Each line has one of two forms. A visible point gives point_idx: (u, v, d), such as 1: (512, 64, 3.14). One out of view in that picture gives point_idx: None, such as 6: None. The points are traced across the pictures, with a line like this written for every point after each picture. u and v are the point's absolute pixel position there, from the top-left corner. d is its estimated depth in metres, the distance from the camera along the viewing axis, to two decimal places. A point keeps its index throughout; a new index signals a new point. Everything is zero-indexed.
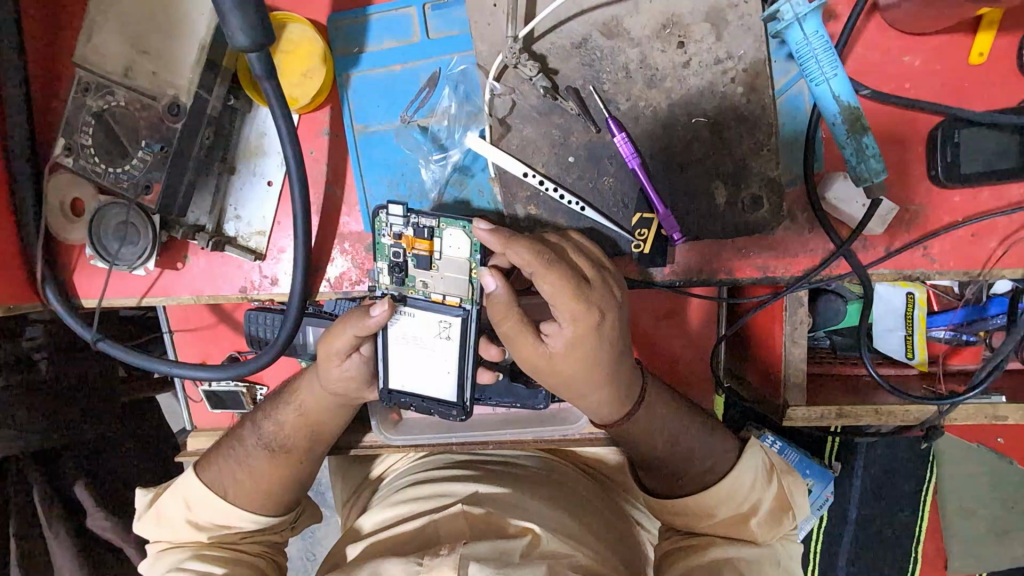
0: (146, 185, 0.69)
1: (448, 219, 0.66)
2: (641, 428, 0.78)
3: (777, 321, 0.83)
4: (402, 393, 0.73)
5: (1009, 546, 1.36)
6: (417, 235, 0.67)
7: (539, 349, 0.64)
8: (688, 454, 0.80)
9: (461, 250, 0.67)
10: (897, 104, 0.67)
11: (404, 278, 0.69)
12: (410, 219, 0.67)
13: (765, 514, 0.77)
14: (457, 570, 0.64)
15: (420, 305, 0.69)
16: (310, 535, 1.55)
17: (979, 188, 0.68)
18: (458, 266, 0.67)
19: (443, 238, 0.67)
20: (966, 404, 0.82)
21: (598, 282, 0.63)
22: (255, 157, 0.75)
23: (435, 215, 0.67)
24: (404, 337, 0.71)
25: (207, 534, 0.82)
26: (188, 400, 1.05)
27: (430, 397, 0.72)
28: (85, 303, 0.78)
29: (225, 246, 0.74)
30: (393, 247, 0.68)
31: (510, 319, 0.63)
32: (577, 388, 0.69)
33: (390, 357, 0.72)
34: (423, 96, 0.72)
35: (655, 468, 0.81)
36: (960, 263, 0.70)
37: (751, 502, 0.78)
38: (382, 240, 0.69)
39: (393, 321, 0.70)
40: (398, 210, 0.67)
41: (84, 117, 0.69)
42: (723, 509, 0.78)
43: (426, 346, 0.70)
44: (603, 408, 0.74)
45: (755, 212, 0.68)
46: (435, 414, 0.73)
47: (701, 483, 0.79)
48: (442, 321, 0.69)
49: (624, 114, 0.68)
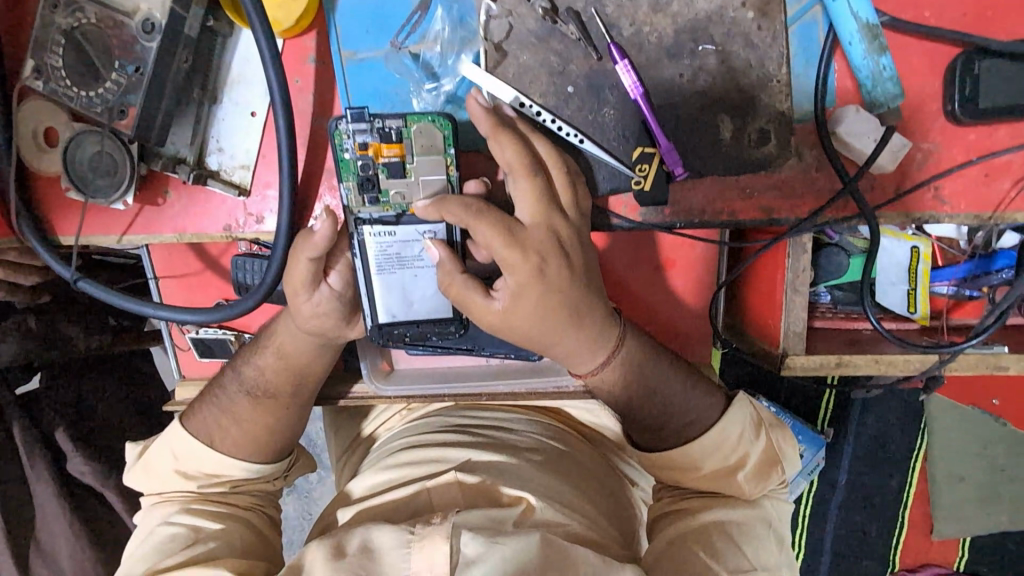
0: (122, 110, 0.65)
1: (414, 115, 0.64)
2: (627, 378, 0.75)
3: (780, 270, 0.80)
4: (394, 323, 0.72)
5: (997, 513, 1.38)
6: (385, 141, 0.64)
7: (490, 307, 0.61)
8: (670, 409, 0.78)
9: (435, 149, 0.65)
10: (914, 32, 0.64)
11: (378, 195, 0.66)
12: (374, 124, 0.64)
13: (752, 467, 0.77)
14: (449, 539, 0.64)
15: (400, 219, 0.67)
16: (306, 495, 1.56)
17: (995, 125, 0.66)
18: (434, 164, 0.65)
19: (412, 138, 0.65)
20: (969, 354, 0.80)
21: (541, 219, 0.60)
22: (238, 85, 0.71)
23: (399, 116, 0.65)
24: (389, 263, 0.69)
25: (196, 484, 0.82)
26: (176, 349, 1.02)
27: (427, 318, 0.73)
28: (64, 240, 0.75)
29: (207, 180, 0.71)
30: (361, 160, 0.65)
31: (456, 281, 0.61)
32: (541, 341, 0.64)
33: (375, 289, 0.70)
34: (415, 19, 0.68)
35: (637, 424, 0.79)
36: (971, 205, 0.67)
37: (739, 455, 0.77)
38: (346, 155, 0.65)
39: (370, 246, 0.67)
40: (356, 117, 0.64)
41: (53, 36, 0.65)
42: (709, 461, 0.78)
43: (413, 265, 0.69)
44: (579, 363, 0.70)
45: (762, 147, 0.65)
46: (434, 335, 0.75)
47: (687, 437, 0.78)
48: (426, 232, 0.67)
49: (628, 41, 0.65)
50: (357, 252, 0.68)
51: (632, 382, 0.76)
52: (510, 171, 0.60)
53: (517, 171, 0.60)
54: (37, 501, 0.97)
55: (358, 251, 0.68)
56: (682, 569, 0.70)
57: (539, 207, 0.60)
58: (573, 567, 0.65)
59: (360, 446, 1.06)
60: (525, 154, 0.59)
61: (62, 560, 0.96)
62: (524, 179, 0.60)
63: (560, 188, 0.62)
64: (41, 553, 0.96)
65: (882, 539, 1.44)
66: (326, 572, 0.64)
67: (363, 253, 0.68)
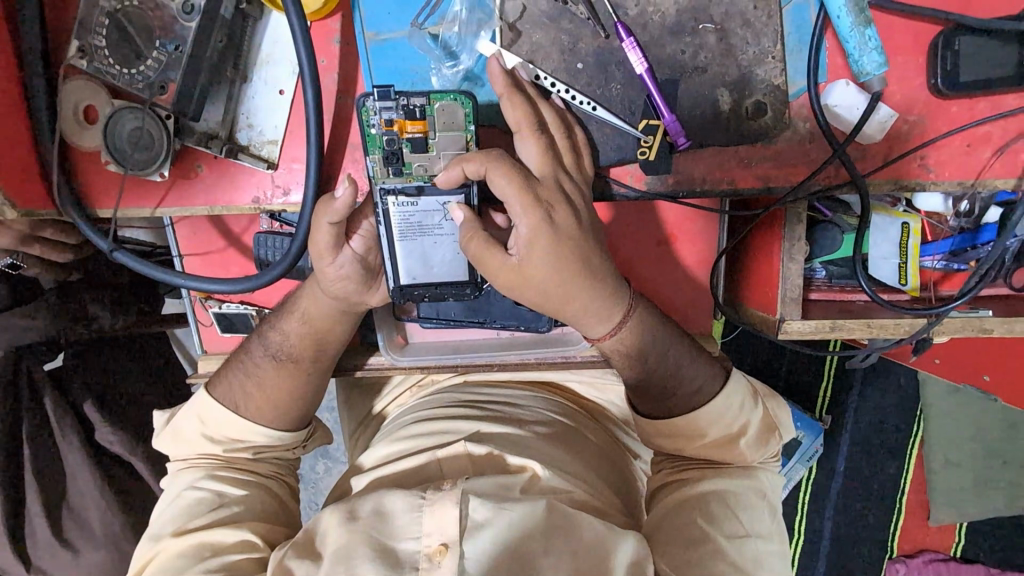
0: (161, 85, 0.71)
1: (437, 93, 0.69)
2: (637, 341, 0.78)
3: (777, 241, 0.85)
4: (414, 286, 0.77)
5: (992, 495, 1.41)
6: (409, 117, 0.69)
7: (507, 262, 0.65)
8: (678, 374, 0.83)
9: (456, 125, 0.70)
10: (899, 12, 0.69)
11: (402, 167, 0.71)
12: (399, 102, 0.69)
13: (754, 434, 0.82)
14: (459, 504, 0.67)
15: (422, 189, 0.72)
16: (315, 484, 1.60)
17: (975, 98, 0.70)
18: (454, 139, 0.70)
19: (435, 115, 0.69)
20: (955, 318, 0.84)
21: (547, 169, 0.65)
22: (268, 65, 0.76)
23: (423, 95, 0.70)
24: (411, 231, 0.74)
25: (222, 448, 0.86)
26: (198, 325, 1.06)
27: (442, 283, 0.78)
28: (100, 212, 0.79)
29: (238, 154, 0.76)
30: (386, 135, 0.70)
31: (477, 238, 0.65)
32: (556, 301, 0.67)
33: (397, 254, 0.75)
34: (434, 2, 0.72)
35: (645, 388, 0.82)
36: (955, 173, 0.72)
37: (741, 423, 0.82)
38: (372, 130, 0.70)
39: (395, 213, 0.72)
40: (383, 95, 0.68)
41: (98, 18, 0.69)
42: (714, 430, 0.81)
43: (433, 233, 0.74)
44: (587, 327, 0.74)
45: (759, 119, 0.71)
46: (449, 299, 0.79)
47: (689, 406, 0.82)
48: (446, 202, 0.72)
49: (633, 20, 0.70)
50: (382, 218, 0.73)
51: (639, 349, 0.79)
52: (517, 132, 0.66)
53: (523, 131, 0.65)
54: (67, 468, 1.01)
55: (382, 219, 0.73)
56: (680, 534, 0.75)
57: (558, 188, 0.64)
58: (575, 534, 0.68)
59: (372, 424, 1.09)
60: (531, 116, 0.65)
61: (93, 522, 1.02)
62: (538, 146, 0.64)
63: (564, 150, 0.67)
64: (74, 518, 1.01)
65: (879, 521, 1.48)
66: (341, 535, 0.68)
67: (387, 220, 0.73)
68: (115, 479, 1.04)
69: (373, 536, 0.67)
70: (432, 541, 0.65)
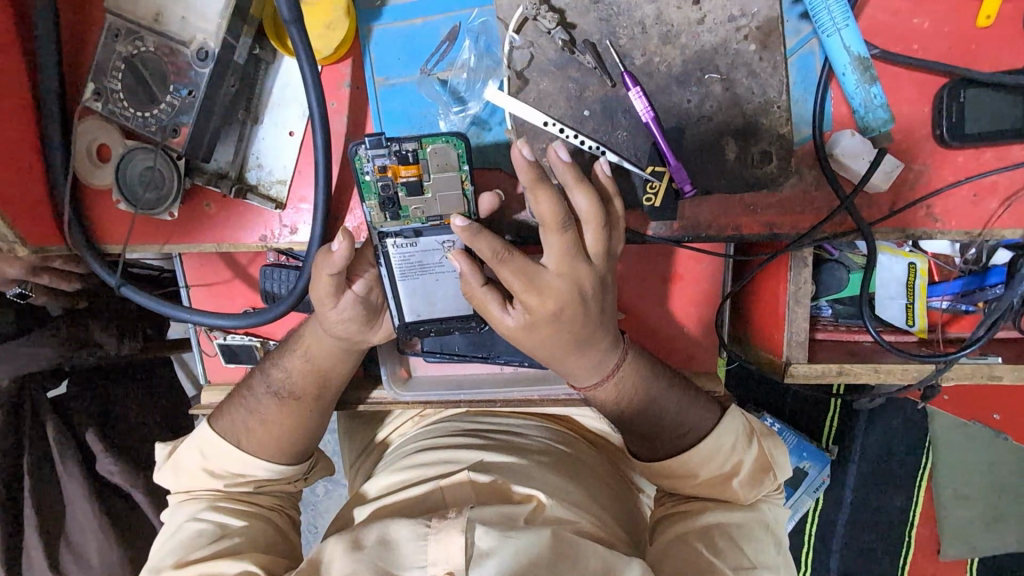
0: (174, 129, 0.72)
1: (429, 137, 0.67)
2: (623, 394, 0.79)
3: (782, 283, 0.84)
4: (418, 322, 0.77)
5: (1002, 533, 1.39)
6: (402, 163, 0.68)
7: (504, 322, 0.66)
8: (665, 421, 0.82)
9: (450, 166, 0.69)
10: (905, 64, 0.69)
11: (399, 211, 0.71)
12: (391, 147, 0.67)
13: (747, 474, 0.80)
14: (465, 532, 0.66)
15: (421, 230, 0.72)
16: (314, 508, 1.59)
17: (981, 148, 0.71)
18: (449, 181, 0.69)
19: (428, 158, 0.68)
20: (963, 363, 0.84)
21: (565, 272, 0.64)
22: (278, 107, 0.77)
23: (415, 138, 0.68)
24: (412, 270, 0.74)
25: (221, 482, 0.85)
26: (203, 354, 1.06)
27: (447, 317, 0.78)
28: (110, 248, 0.80)
29: (247, 194, 0.77)
30: (381, 181, 0.69)
31: (478, 292, 0.66)
32: (552, 354, 0.70)
33: (400, 292, 0.75)
34: (443, 49, 0.74)
35: (633, 432, 0.82)
36: (961, 222, 0.72)
37: (732, 463, 0.81)
38: (367, 177, 0.69)
39: (395, 255, 0.73)
40: (374, 144, 0.67)
41: (114, 62, 0.71)
42: (706, 469, 0.80)
43: (434, 270, 0.74)
44: (577, 376, 0.75)
45: (765, 166, 0.70)
46: (454, 332, 0.79)
47: (681, 445, 0.81)
48: (446, 242, 0.72)
49: (639, 70, 0.71)
50: (382, 259, 0.73)
51: (633, 391, 0.79)
52: (543, 225, 0.63)
53: (550, 228, 0.62)
54: (69, 498, 1.01)
55: (382, 261, 0.73)
56: (686, 565, 0.73)
57: (571, 236, 0.64)
58: (581, 563, 0.67)
59: (374, 452, 1.08)
60: (559, 212, 0.61)
61: (91, 556, 1.02)
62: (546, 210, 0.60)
63: (589, 243, 0.64)
64: (71, 552, 1.01)
65: (888, 558, 1.45)
66: (345, 566, 0.67)
67: (387, 262, 0.73)
68: (114, 509, 1.04)
69: (378, 565, 0.66)
70: (438, 569, 0.65)
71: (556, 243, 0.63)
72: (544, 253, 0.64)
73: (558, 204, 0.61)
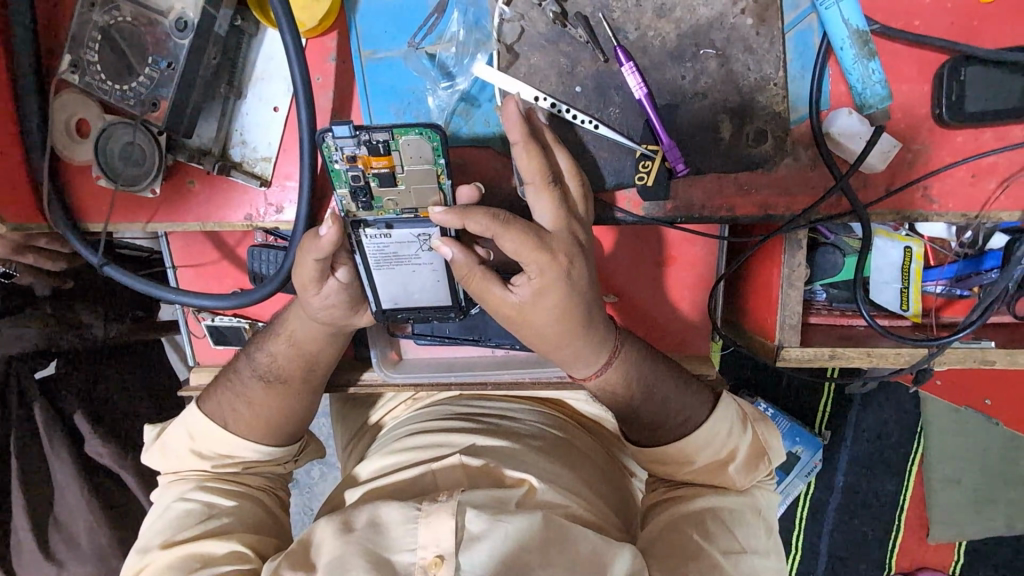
0: (154, 102, 0.70)
1: (401, 128, 0.63)
2: (630, 377, 0.79)
3: (776, 267, 0.83)
4: (395, 310, 0.78)
5: (990, 516, 1.39)
6: (373, 153, 0.65)
7: (508, 299, 0.65)
8: (665, 408, 0.81)
9: (423, 159, 0.66)
10: (905, 39, 0.68)
11: (370, 201, 0.69)
12: (360, 136, 0.64)
13: (742, 460, 0.80)
14: (455, 516, 0.66)
15: (395, 221, 0.70)
16: (309, 489, 1.59)
17: (981, 128, 0.69)
18: (424, 174, 0.66)
19: (401, 149, 0.65)
20: (956, 348, 0.83)
21: (563, 225, 0.64)
22: (262, 82, 0.75)
23: (386, 127, 0.64)
24: (387, 260, 0.74)
25: (209, 464, 0.84)
26: (191, 336, 1.05)
27: (425, 306, 0.79)
28: (91, 227, 0.78)
29: (231, 171, 0.75)
30: (351, 171, 0.66)
31: (475, 277, 0.65)
32: (550, 344, 0.69)
33: (376, 281, 0.75)
34: (431, 22, 0.72)
35: (634, 421, 0.81)
36: (958, 204, 0.71)
37: (729, 449, 0.80)
38: (336, 166, 0.66)
39: (369, 245, 0.72)
40: (343, 132, 0.63)
41: (90, 33, 0.69)
42: (702, 456, 0.80)
43: (410, 262, 0.74)
44: (578, 366, 0.75)
45: (759, 146, 0.69)
46: (433, 321, 0.81)
47: (678, 432, 0.81)
48: (422, 235, 0.72)
49: (633, 44, 0.69)
50: (357, 249, 0.73)
51: (628, 385, 0.79)
52: (529, 184, 0.63)
53: (539, 187, 0.63)
54: (57, 478, 1.01)
55: (357, 250, 0.72)
56: (675, 550, 0.73)
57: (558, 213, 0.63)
58: (571, 548, 0.67)
59: (366, 435, 1.08)
60: (545, 169, 0.63)
61: (80, 537, 1.01)
62: (530, 163, 0.62)
63: (575, 197, 0.65)
64: (61, 531, 1.01)
65: (877, 541, 1.46)
66: (335, 547, 0.67)
67: (362, 252, 0.73)
68: (102, 488, 1.04)
69: (368, 546, 0.66)
70: (428, 553, 0.64)
71: (545, 200, 0.63)
72: (537, 214, 0.64)
73: (541, 157, 0.62)
